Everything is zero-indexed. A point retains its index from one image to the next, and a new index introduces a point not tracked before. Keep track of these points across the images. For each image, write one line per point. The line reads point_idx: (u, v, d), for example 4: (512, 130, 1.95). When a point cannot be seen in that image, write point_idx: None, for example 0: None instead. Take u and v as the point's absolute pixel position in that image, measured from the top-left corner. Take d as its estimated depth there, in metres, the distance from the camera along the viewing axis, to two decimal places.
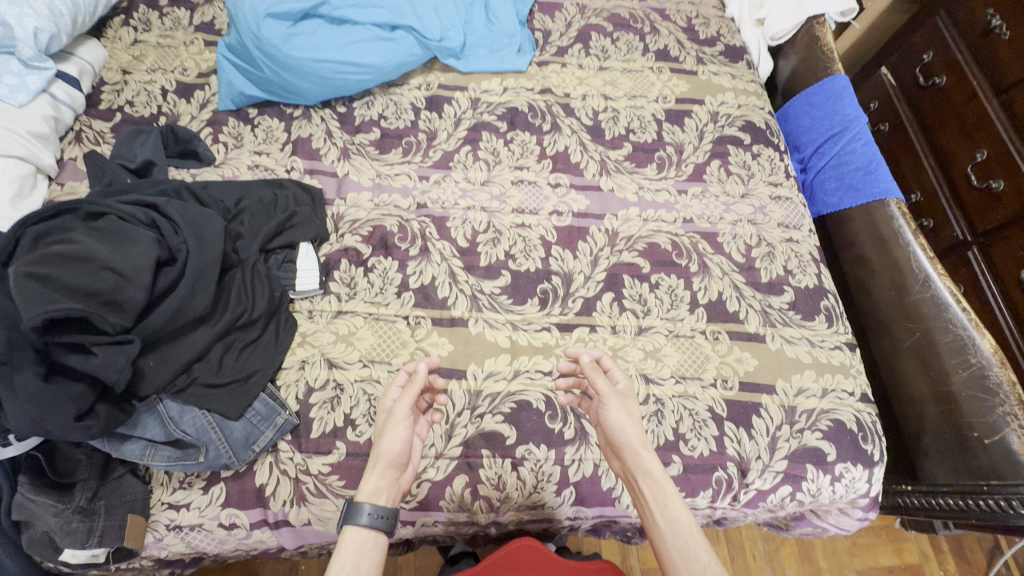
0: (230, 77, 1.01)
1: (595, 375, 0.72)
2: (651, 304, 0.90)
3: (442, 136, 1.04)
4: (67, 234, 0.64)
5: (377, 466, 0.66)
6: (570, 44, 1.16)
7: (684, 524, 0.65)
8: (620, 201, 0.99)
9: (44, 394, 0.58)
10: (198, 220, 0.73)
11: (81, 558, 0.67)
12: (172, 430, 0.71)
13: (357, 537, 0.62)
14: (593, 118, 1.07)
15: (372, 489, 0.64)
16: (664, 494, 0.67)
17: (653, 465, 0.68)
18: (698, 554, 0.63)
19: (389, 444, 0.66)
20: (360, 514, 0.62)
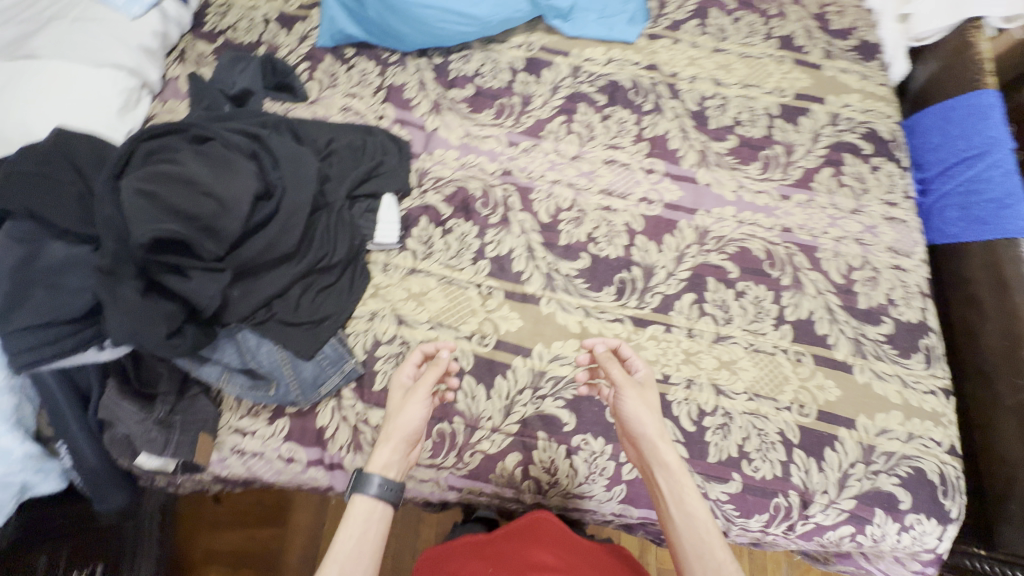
0: (333, 12, 0.97)
1: (609, 365, 0.71)
2: (733, 313, 0.85)
3: (537, 103, 0.99)
4: (175, 155, 0.64)
5: (392, 439, 0.66)
6: (686, 18, 1.07)
7: (700, 519, 0.61)
8: (716, 198, 0.93)
9: (139, 308, 0.59)
10: (295, 157, 0.72)
11: (153, 464, 0.72)
12: (248, 361, 0.72)
13: (365, 508, 0.61)
14: (699, 104, 1.00)
15: (384, 462, 0.64)
16: (679, 486, 0.64)
17: (669, 456, 0.65)
18: (715, 549, 0.58)
19: (406, 420, 0.67)
20: (370, 484, 0.62)
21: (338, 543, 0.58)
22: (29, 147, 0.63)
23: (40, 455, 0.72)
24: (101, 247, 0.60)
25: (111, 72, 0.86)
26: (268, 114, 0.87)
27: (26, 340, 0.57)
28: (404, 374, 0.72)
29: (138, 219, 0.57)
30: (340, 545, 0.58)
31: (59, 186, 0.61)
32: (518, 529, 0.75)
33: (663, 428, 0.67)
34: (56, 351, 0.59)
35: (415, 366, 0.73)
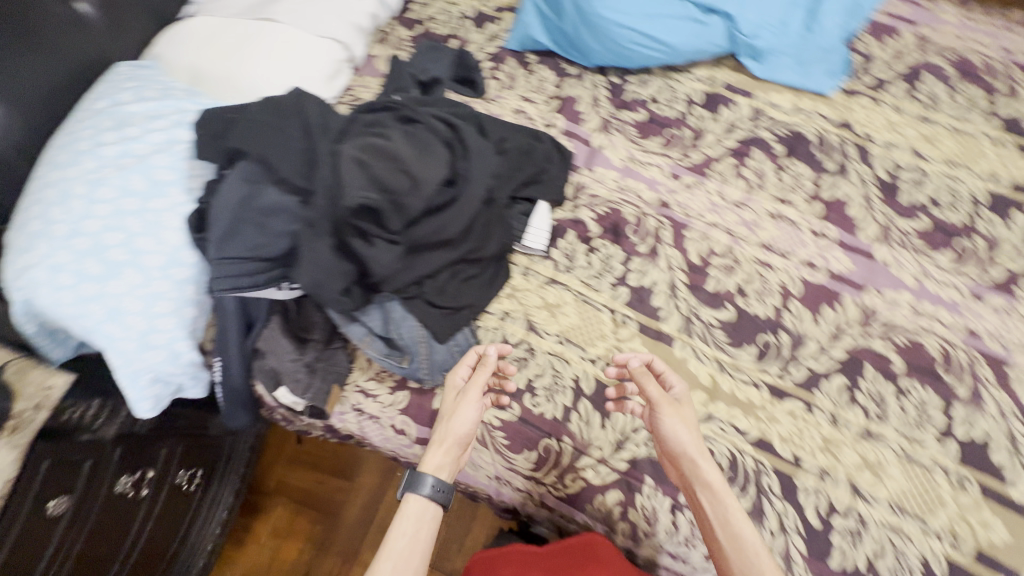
0: (529, 18, 1.00)
1: (644, 381, 0.72)
2: (889, 411, 0.75)
3: (709, 139, 0.96)
4: (386, 130, 0.72)
5: (444, 442, 0.70)
6: (893, 79, 0.98)
7: (750, 543, 0.61)
8: (892, 279, 0.84)
9: (328, 262, 0.65)
10: (482, 152, 0.75)
11: (287, 400, 0.78)
12: (390, 331, 0.76)
13: (418, 507, 0.65)
14: (892, 174, 0.91)
15: (438, 463, 0.68)
16: (721, 506, 0.64)
17: (711, 475, 0.65)
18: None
19: (459, 423, 0.70)
20: (423, 484, 0.66)
21: (392, 541, 0.61)
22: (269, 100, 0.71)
23: (200, 364, 0.83)
24: (309, 201, 0.67)
25: (328, 43, 0.96)
26: (456, 103, 0.91)
27: (231, 268, 0.65)
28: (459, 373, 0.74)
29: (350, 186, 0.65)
30: (394, 540, 0.62)
31: (286, 138, 0.68)
32: (573, 547, 0.72)
33: (704, 445, 0.68)
34: (250, 283, 0.66)
35: (469, 365, 0.75)
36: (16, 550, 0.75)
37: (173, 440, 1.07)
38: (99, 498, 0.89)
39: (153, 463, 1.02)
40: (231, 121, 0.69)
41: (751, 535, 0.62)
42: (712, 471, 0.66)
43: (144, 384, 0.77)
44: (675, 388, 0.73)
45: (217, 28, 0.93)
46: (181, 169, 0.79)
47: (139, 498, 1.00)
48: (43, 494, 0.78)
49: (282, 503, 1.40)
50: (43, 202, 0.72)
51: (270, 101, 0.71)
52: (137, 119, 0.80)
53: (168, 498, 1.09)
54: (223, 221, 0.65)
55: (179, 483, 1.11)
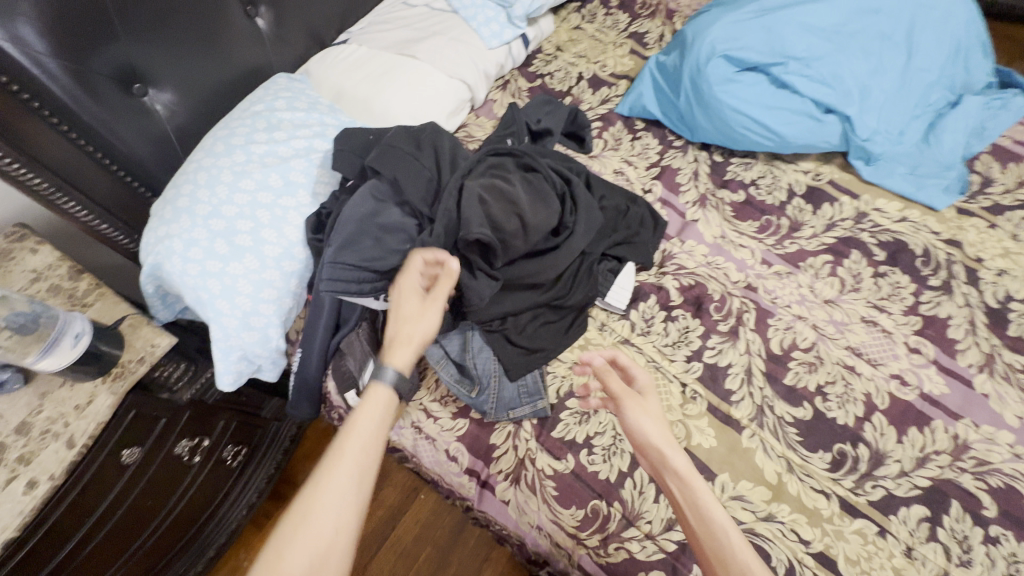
0: (644, 89, 1.06)
1: (607, 377, 0.70)
2: (976, 558, 0.69)
3: (806, 232, 0.95)
4: (507, 175, 0.79)
5: (409, 344, 0.66)
6: (1013, 206, 0.95)
7: (720, 524, 0.59)
8: (991, 414, 0.78)
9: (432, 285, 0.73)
10: (588, 212, 0.82)
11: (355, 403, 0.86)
12: (462, 356, 0.81)
13: (384, 395, 0.63)
14: (1001, 303, 0.87)
15: (408, 360, 0.65)
16: (693, 492, 0.61)
17: (681, 464, 0.63)
18: (732, 550, 0.57)
19: (424, 328, 0.67)
20: (389, 373, 0.64)
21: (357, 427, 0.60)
22: (412, 134, 0.81)
23: (281, 351, 0.88)
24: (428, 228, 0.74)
25: (456, 85, 1.04)
26: (567, 157, 0.97)
27: (343, 273, 0.71)
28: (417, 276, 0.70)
29: (468, 218, 0.71)
30: (359, 424, 0.61)
31: (420, 168, 0.77)
32: None
33: (672, 435, 0.66)
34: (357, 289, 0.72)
35: (422, 271, 0.70)
36: (87, 489, 0.80)
37: (230, 415, 1.14)
38: (161, 456, 0.95)
39: (210, 433, 1.08)
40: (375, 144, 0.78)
41: (721, 519, 0.60)
42: (679, 458, 0.63)
43: (233, 360, 0.83)
44: (640, 381, 0.71)
45: (364, 57, 1.04)
46: (312, 175, 0.87)
47: (190, 464, 1.05)
48: (120, 441, 0.84)
49: None
50: (194, 182, 0.81)
51: (411, 134, 0.81)
52: (285, 125, 0.89)
53: (212, 470, 1.13)
54: (349, 229, 0.72)
55: (224, 458, 1.16)
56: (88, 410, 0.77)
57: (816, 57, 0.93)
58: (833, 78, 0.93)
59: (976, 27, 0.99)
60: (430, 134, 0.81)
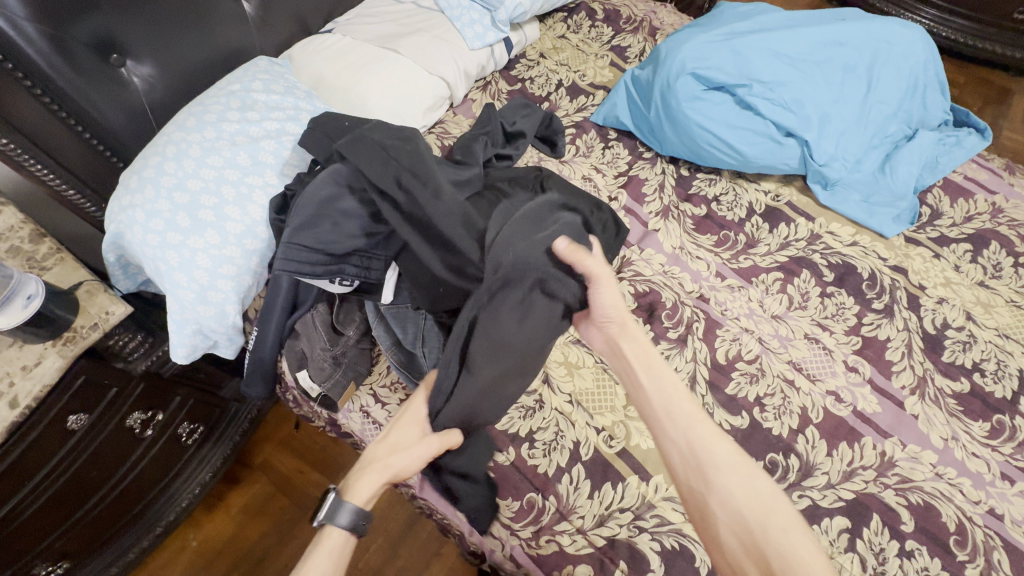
0: (619, 100, 1.08)
1: (579, 258, 0.73)
2: (889, 570, 0.72)
3: (761, 249, 0.98)
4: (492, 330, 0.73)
5: (376, 474, 0.68)
6: (958, 239, 0.99)
7: (677, 396, 0.68)
8: (918, 435, 0.81)
9: (401, 313, 0.83)
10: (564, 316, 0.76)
11: (305, 384, 0.84)
12: (425, 323, 0.82)
13: (335, 537, 0.64)
14: (938, 330, 0.90)
15: (368, 496, 0.67)
16: (650, 363, 0.71)
17: (641, 345, 0.73)
18: (684, 413, 0.66)
19: (401, 467, 0.69)
20: (344, 517, 0.64)
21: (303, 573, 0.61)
22: (387, 129, 0.82)
23: (237, 329, 0.88)
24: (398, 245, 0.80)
25: (435, 81, 1.06)
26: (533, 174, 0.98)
27: (296, 252, 0.73)
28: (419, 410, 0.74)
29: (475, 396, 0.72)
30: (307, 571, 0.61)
31: (387, 158, 0.77)
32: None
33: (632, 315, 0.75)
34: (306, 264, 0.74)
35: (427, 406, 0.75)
36: (29, 450, 0.81)
37: (187, 391, 1.15)
38: (112, 425, 0.96)
39: (165, 407, 1.09)
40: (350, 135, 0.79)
41: (674, 387, 0.69)
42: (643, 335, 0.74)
43: (187, 333, 0.84)
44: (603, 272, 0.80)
45: (347, 47, 1.05)
46: (282, 156, 0.88)
47: (142, 437, 1.06)
48: (67, 407, 0.84)
49: (261, 481, 1.41)
50: (162, 155, 0.82)
51: (384, 126, 0.82)
52: (259, 106, 0.90)
53: (165, 446, 1.14)
54: (309, 211, 0.75)
55: (179, 434, 1.17)
56: (35, 371, 0.77)
57: (780, 82, 0.96)
58: (795, 103, 0.96)
59: (934, 66, 1.03)
60: (403, 131, 0.83)
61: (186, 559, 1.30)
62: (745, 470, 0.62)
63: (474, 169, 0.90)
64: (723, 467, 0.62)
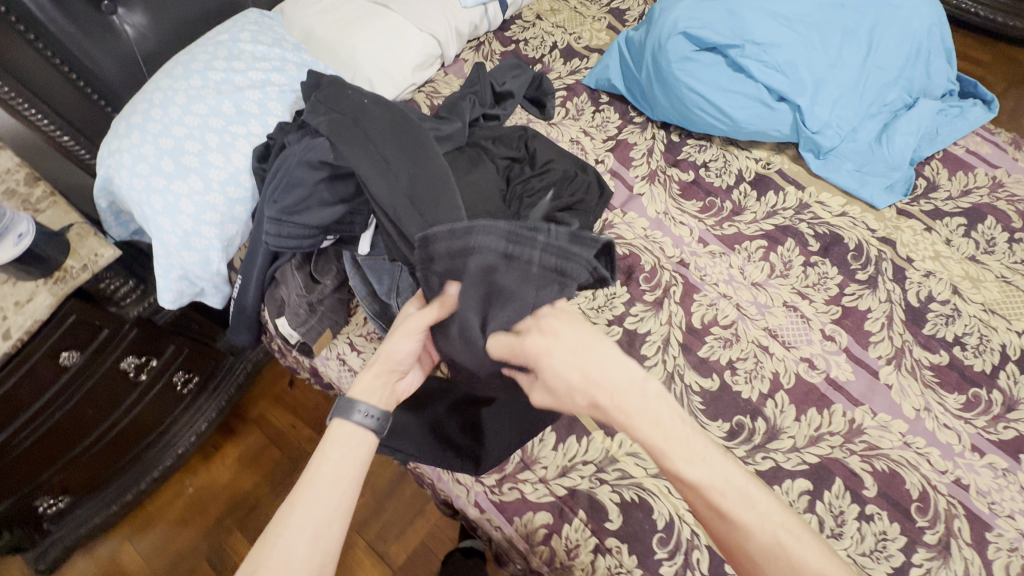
0: (611, 62, 1.07)
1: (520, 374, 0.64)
2: (847, 531, 0.72)
3: (746, 217, 0.97)
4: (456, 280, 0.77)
5: (376, 365, 0.63)
6: (953, 212, 0.96)
7: (699, 483, 0.53)
8: (890, 404, 0.81)
9: (377, 264, 0.83)
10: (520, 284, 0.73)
11: (283, 330, 0.86)
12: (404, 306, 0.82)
13: (348, 432, 0.58)
14: (922, 302, 0.89)
15: (372, 387, 0.61)
16: (660, 442, 0.54)
17: (649, 425, 0.54)
18: (715, 498, 0.52)
19: (395, 353, 0.64)
20: (355, 411, 0.59)
21: (313, 471, 0.55)
22: (390, 116, 0.82)
23: (223, 277, 0.91)
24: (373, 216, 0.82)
25: (425, 38, 1.05)
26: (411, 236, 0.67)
27: (286, 228, 0.78)
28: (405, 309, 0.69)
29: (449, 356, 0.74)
30: (322, 466, 0.56)
31: (382, 148, 0.79)
32: None
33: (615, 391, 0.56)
34: (292, 236, 0.79)
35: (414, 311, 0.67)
36: (22, 382, 0.85)
37: (180, 341, 1.18)
38: (104, 365, 0.99)
39: (158, 354, 1.12)
40: (344, 118, 0.81)
41: (727, 478, 0.53)
42: (652, 386, 0.56)
43: (173, 278, 0.87)
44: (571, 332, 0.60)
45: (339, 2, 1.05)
46: (266, 108, 0.89)
47: (136, 382, 1.10)
48: (59, 343, 0.88)
49: (255, 434, 1.42)
50: (149, 101, 0.84)
51: (385, 109, 0.83)
52: (245, 56, 0.91)
53: (160, 393, 1.18)
54: (299, 191, 0.78)
55: (174, 382, 1.21)
56: (27, 307, 0.81)
57: (774, 44, 0.93)
58: (788, 66, 0.93)
59: (939, 30, 1.01)
60: (402, 117, 0.83)
61: (181, 504, 1.33)
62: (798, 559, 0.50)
63: (457, 125, 0.90)
64: (764, 559, 0.50)
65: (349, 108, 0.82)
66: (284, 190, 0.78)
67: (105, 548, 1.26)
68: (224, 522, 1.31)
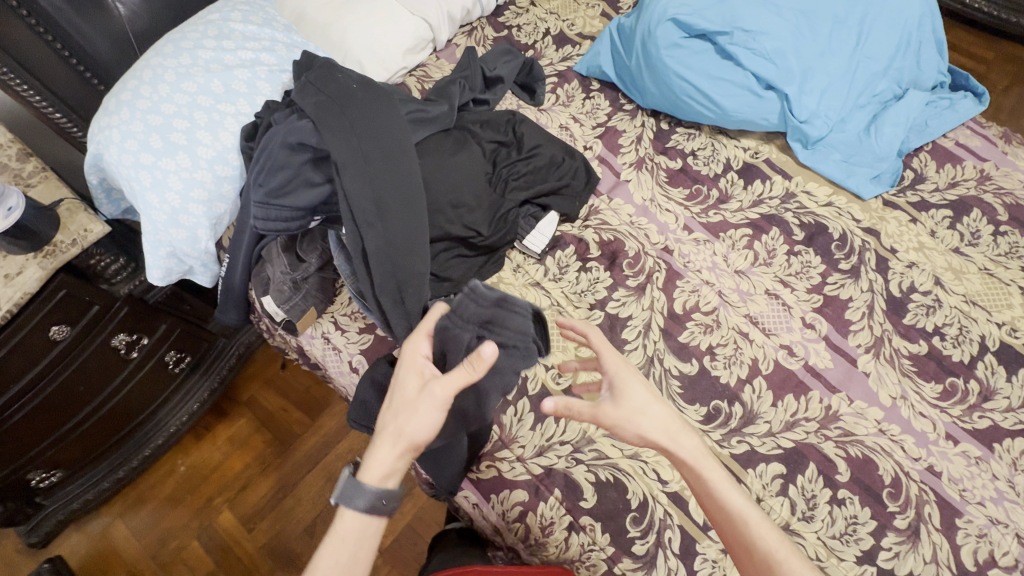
0: (602, 49, 1.07)
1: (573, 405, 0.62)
2: (817, 515, 0.73)
3: (732, 205, 0.97)
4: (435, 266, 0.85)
5: (393, 446, 0.60)
6: (939, 204, 0.97)
7: (753, 524, 0.58)
8: (867, 391, 0.82)
9: None
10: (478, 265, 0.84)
11: (270, 308, 0.88)
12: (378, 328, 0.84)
13: (353, 527, 0.59)
14: (903, 293, 0.89)
15: (387, 466, 0.59)
16: (713, 475, 0.60)
17: (694, 453, 0.61)
18: (773, 541, 0.57)
19: (414, 429, 0.59)
20: (360, 502, 0.59)
21: (320, 564, 0.57)
22: (377, 103, 0.82)
23: (211, 255, 0.92)
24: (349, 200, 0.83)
25: (417, 22, 1.05)
26: (471, 290, 0.72)
27: (272, 211, 0.79)
28: (415, 357, 0.64)
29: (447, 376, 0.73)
30: (328, 559, 0.58)
31: (366, 139, 0.80)
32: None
33: (668, 419, 0.63)
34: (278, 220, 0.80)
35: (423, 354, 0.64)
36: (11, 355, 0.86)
37: (173, 320, 1.19)
38: (96, 341, 1.01)
39: (150, 332, 1.14)
40: (331, 101, 0.81)
41: (775, 528, 0.59)
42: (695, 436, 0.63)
43: (160, 255, 0.88)
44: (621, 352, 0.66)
45: None
46: (255, 87, 0.90)
47: (128, 359, 1.11)
48: (48, 316, 0.89)
49: (247, 416, 1.43)
50: (139, 78, 0.85)
51: (373, 95, 0.83)
52: (235, 36, 0.92)
53: (152, 371, 1.19)
54: (283, 174, 0.79)
55: (166, 362, 1.22)
56: (16, 279, 0.82)
57: (763, 31, 0.93)
58: (776, 54, 0.93)
59: (930, 22, 1.02)
60: (388, 103, 0.83)
61: (173, 482, 1.34)
62: None
63: (444, 107, 0.91)
64: None
65: (335, 91, 0.82)
66: (268, 173, 0.79)
67: (98, 523, 1.28)
68: (214, 501, 1.32)
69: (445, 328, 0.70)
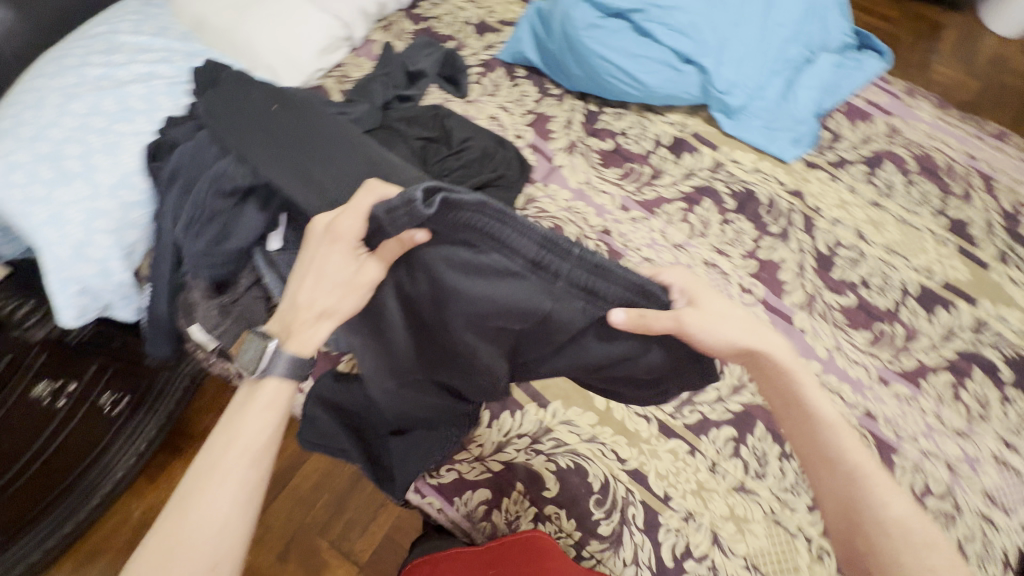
0: (523, 35, 1.05)
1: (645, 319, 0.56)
2: (769, 471, 0.76)
3: (665, 180, 0.99)
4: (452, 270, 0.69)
5: (316, 320, 0.57)
6: (855, 160, 1.01)
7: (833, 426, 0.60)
8: (805, 346, 0.85)
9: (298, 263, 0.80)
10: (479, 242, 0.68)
11: (200, 337, 0.83)
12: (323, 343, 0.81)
13: (273, 392, 0.55)
14: (830, 249, 0.93)
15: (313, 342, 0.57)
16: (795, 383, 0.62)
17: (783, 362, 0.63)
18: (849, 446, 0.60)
19: (341, 303, 0.58)
20: (281, 368, 0.56)
21: (237, 430, 0.53)
22: (301, 119, 0.78)
23: (130, 287, 0.85)
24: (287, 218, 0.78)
25: (328, 20, 1.01)
26: (410, 202, 0.52)
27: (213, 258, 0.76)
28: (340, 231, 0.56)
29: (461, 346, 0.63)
30: (243, 429, 0.53)
31: (288, 146, 0.76)
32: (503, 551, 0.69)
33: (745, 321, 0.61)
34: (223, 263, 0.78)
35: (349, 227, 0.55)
36: None
37: (104, 359, 1.12)
38: (14, 392, 0.92)
39: (78, 376, 1.06)
40: (243, 125, 0.77)
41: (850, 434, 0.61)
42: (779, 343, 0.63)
43: (71, 293, 0.78)
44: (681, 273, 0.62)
45: None
46: (153, 102, 0.84)
47: (55, 408, 1.03)
48: None
49: None
50: (21, 104, 0.78)
51: (295, 112, 0.79)
52: (126, 49, 0.87)
53: (86, 416, 1.11)
54: (216, 222, 0.76)
55: (101, 404, 1.14)
56: None
57: (675, 6, 0.96)
58: (690, 27, 0.95)
59: None
60: (305, 111, 0.80)
61: (129, 529, 1.26)
62: (906, 506, 0.57)
63: (364, 107, 0.88)
64: (882, 507, 0.56)
65: (245, 111, 0.78)
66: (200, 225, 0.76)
67: None
68: None
69: (375, 216, 0.54)
